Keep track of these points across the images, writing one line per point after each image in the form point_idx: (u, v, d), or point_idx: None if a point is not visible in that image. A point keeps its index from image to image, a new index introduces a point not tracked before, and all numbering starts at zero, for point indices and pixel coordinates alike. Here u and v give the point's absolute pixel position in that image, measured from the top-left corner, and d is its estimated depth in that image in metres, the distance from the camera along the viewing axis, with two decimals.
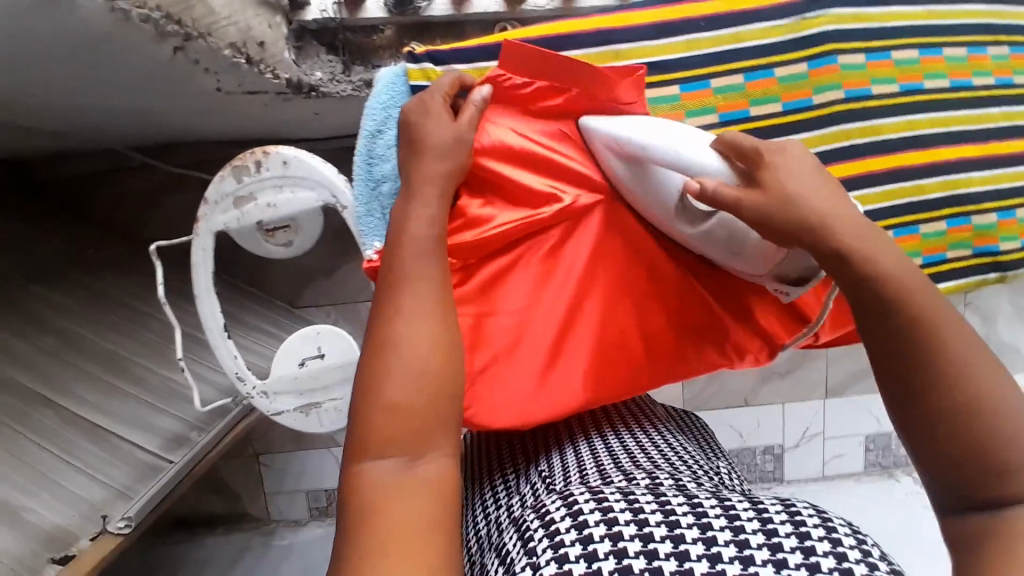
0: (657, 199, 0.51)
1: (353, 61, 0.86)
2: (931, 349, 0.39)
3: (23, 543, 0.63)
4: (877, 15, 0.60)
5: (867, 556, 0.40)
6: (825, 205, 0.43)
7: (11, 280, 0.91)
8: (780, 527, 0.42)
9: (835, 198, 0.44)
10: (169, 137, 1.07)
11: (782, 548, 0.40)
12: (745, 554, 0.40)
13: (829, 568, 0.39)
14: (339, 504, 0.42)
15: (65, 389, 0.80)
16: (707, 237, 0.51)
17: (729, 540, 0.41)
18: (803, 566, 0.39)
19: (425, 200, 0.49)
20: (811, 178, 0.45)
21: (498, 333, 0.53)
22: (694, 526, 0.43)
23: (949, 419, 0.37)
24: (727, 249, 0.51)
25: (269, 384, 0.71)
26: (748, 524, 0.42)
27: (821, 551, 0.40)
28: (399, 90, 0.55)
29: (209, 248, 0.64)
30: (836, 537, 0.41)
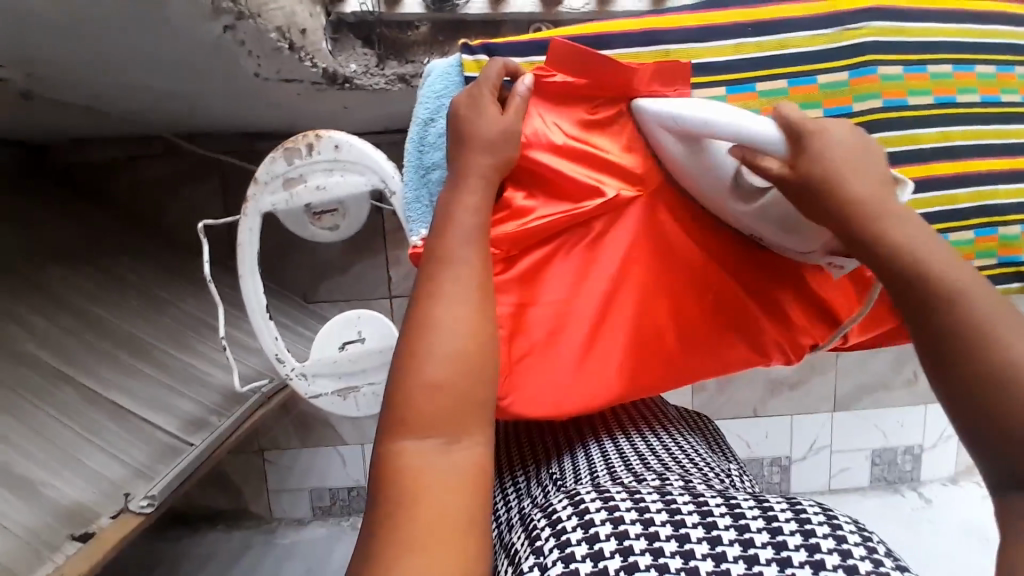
0: (712, 174, 0.50)
1: (388, 55, 0.87)
2: (974, 325, 0.39)
3: (41, 516, 0.61)
4: (916, 30, 0.61)
5: (872, 554, 0.40)
6: (865, 187, 0.42)
7: (33, 258, 0.91)
8: (785, 525, 0.42)
9: (878, 177, 0.43)
10: (196, 125, 1.08)
11: (787, 547, 0.40)
12: (749, 553, 0.40)
13: (834, 565, 0.39)
14: (370, 485, 0.42)
15: (86, 369, 0.79)
16: (762, 215, 0.50)
17: (734, 539, 0.41)
18: (808, 565, 0.39)
19: (475, 188, 0.49)
20: (862, 158, 0.44)
21: (538, 323, 0.53)
22: (700, 525, 0.43)
23: (989, 396, 0.38)
24: (779, 226, 0.50)
25: (308, 366, 0.72)
26: (752, 522, 0.42)
27: (826, 548, 0.40)
28: (453, 80, 0.55)
29: (256, 228, 0.64)
30: (841, 535, 0.41)
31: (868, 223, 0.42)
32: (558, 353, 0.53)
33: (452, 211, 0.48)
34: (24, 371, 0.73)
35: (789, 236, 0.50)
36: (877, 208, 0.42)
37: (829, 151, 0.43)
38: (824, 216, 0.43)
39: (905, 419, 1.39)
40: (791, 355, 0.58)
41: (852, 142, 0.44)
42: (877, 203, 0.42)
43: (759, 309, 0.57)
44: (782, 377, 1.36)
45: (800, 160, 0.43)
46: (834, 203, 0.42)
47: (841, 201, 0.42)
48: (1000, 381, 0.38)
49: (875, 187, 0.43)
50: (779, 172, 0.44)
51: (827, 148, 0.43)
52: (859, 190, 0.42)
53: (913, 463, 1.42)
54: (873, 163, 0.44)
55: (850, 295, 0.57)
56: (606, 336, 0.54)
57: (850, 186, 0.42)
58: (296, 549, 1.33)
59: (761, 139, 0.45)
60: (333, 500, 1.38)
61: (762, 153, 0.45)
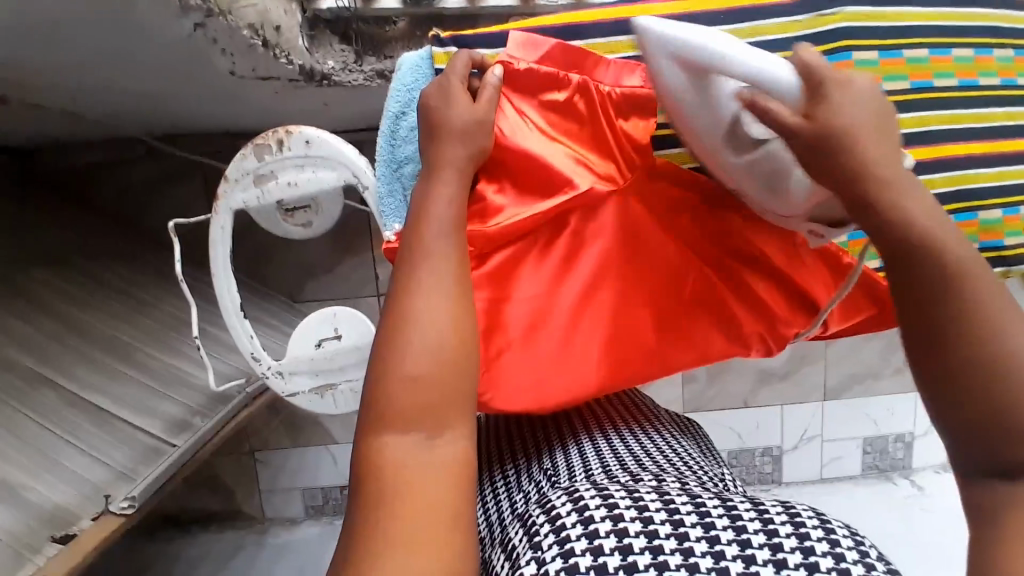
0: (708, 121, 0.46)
1: (366, 52, 0.86)
2: (959, 300, 0.38)
3: (21, 519, 0.61)
4: (890, 15, 0.60)
5: (865, 558, 0.39)
6: (873, 143, 0.40)
7: (13, 264, 0.90)
8: (781, 527, 0.42)
9: (888, 137, 0.41)
10: (177, 125, 1.07)
11: (782, 548, 0.40)
12: (747, 553, 0.40)
13: (829, 568, 0.39)
14: (354, 476, 0.42)
15: (69, 373, 0.78)
16: (750, 168, 0.47)
17: (732, 539, 0.41)
18: (803, 566, 0.39)
19: (450, 180, 0.49)
20: (878, 116, 0.42)
21: (515, 319, 0.53)
22: (699, 525, 0.42)
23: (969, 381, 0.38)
24: (765, 182, 0.48)
25: (284, 364, 0.71)
26: (749, 524, 0.42)
27: (821, 551, 0.40)
28: (424, 72, 0.54)
29: (227, 226, 0.64)
30: (835, 539, 0.41)
31: (874, 185, 0.40)
32: (535, 346, 0.53)
33: (429, 207, 0.48)
34: (3, 376, 0.73)
35: (771, 196, 0.49)
36: (889, 172, 0.40)
37: (847, 103, 0.40)
38: (830, 178, 0.41)
39: (896, 406, 1.40)
40: (773, 342, 0.57)
41: (866, 97, 0.41)
42: (887, 169, 0.40)
43: (738, 296, 0.57)
44: (773, 367, 1.36)
45: (818, 113, 0.40)
46: (846, 165, 0.40)
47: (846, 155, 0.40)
48: (980, 374, 0.37)
49: (887, 148, 0.41)
50: (794, 122, 0.41)
51: (846, 99, 0.41)
52: (868, 151, 0.40)
53: (904, 450, 1.43)
54: (886, 121, 0.42)
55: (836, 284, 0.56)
56: (583, 328, 0.54)
57: (864, 148, 0.40)
58: (288, 549, 1.32)
59: (777, 83, 0.41)
60: (325, 499, 1.37)
61: (772, 99, 0.42)
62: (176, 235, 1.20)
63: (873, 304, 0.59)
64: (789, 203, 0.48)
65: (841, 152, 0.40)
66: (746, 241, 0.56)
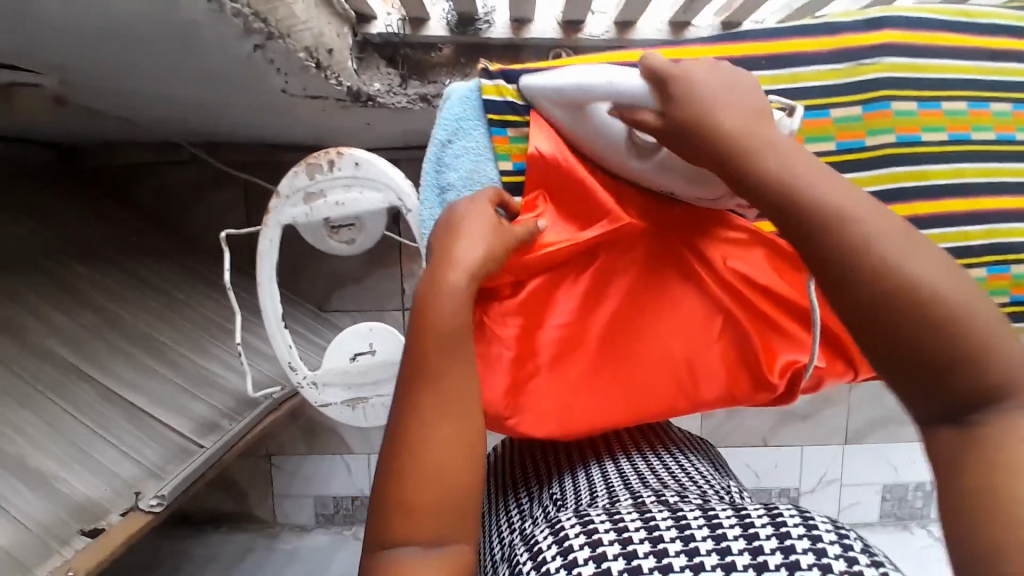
0: (605, 136, 0.51)
1: (410, 75, 0.91)
2: (875, 261, 0.35)
3: (53, 511, 0.62)
4: (930, 67, 0.62)
5: (847, 551, 0.41)
6: (734, 121, 0.41)
7: (59, 258, 0.94)
8: (761, 530, 0.43)
9: (750, 115, 0.42)
10: (224, 135, 1.12)
11: (763, 552, 0.41)
12: (726, 561, 0.41)
13: (809, 564, 0.40)
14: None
15: (106, 367, 0.81)
16: (664, 168, 0.51)
17: (711, 548, 0.42)
18: (783, 566, 0.40)
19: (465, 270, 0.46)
20: (732, 90, 0.44)
21: (544, 345, 0.54)
22: (677, 539, 0.44)
23: (902, 329, 0.34)
24: (687, 177, 0.50)
25: (318, 375, 0.73)
26: (729, 531, 0.43)
27: (802, 548, 0.41)
28: (472, 103, 0.56)
29: (276, 239, 0.66)
30: (816, 535, 0.42)
31: (743, 160, 0.40)
32: (561, 373, 0.54)
33: (437, 292, 0.45)
34: (41, 365, 0.75)
35: (699, 186, 0.51)
36: (748, 143, 0.40)
37: (696, 89, 0.43)
38: (705, 160, 0.42)
39: (916, 454, 1.38)
40: (799, 382, 0.57)
41: (714, 81, 0.43)
42: (748, 136, 0.41)
43: (764, 334, 0.57)
44: (793, 407, 1.35)
45: (670, 106, 0.43)
46: (707, 146, 0.42)
47: (711, 138, 0.41)
48: (918, 316, 0.34)
49: (745, 118, 0.42)
50: (652, 123, 0.44)
51: (690, 87, 0.43)
52: (723, 123, 0.41)
53: (924, 501, 1.40)
54: (742, 96, 0.43)
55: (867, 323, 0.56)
56: (607, 358, 0.55)
57: (721, 123, 0.41)
58: (297, 556, 1.33)
59: (633, 90, 0.45)
60: (337, 508, 1.38)
61: (636, 107, 0.46)
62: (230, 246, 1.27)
63: None
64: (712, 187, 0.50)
65: (700, 136, 0.42)
66: (775, 280, 0.57)
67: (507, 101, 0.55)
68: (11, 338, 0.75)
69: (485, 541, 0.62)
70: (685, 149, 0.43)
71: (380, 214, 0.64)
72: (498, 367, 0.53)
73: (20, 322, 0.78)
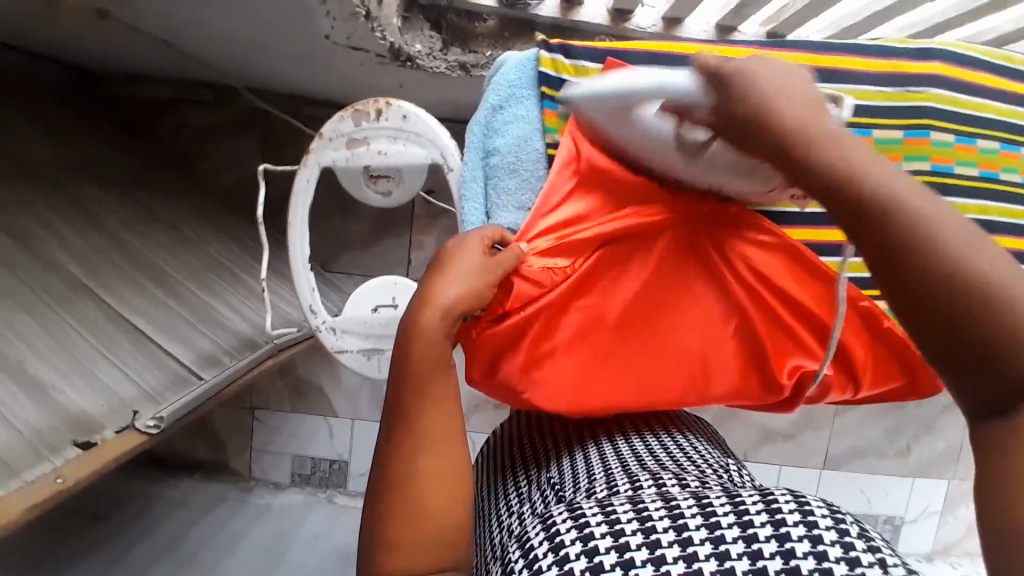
0: (651, 136, 0.50)
1: (452, 42, 0.90)
2: (939, 264, 0.37)
3: (47, 419, 0.61)
4: (973, 103, 0.63)
5: (842, 537, 0.41)
6: (797, 115, 0.42)
7: (73, 177, 0.93)
8: (755, 518, 0.43)
9: (811, 106, 0.42)
10: (252, 79, 1.12)
11: (756, 539, 0.42)
12: (720, 551, 0.42)
13: (804, 552, 0.40)
14: None
15: (112, 289, 0.81)
16: (712, 164, 0.51)
17: (704, 538, 0.42)
18: (778, 555, 0.40)
19: (453, 286, 0.51)
20: (798, 83, 0.43)
21: (563, 326, 0.55)
22: (671, 528, 0.44)
23: (959, 320, 0.36)
24: (734, 172, 0.51)
25: (337, 321, 0.72)
26: (723, 519, 0.44)
27: (796, 536, 0.41)
28: (528, 73, 0.57)
29: (312, 180, 0.66)
30: (811, 521, 0.42)
31: (808, 152, 0.41)
32: (577, 353, 0.55)
33: (421, 332, 0.49)
34: (49, 278, 0.75)
35: (748, 179, 0.51)
36: (817, 135, 0.41)
37: (759, 82, 0.42)
38: (763, 152, 0.43)
39: (889, 487, 1.41)
40: (808, 386, 0.59)
41: (777, 74, 0.43)
42: (814, 128, 0.41)
43: (777, 338, 0.58)
44: (775, 427, 1.38)
45: (726, 102, 0.43)
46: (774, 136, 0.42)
47: (777, 133, 0.42)
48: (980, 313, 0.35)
49: (812, 112, 0.42)
50: (708, 120, 0.44)
51: (754, 79, 0.42)
52: (791, 117, 0.41)
53: (891, 533, 1.43)
54: (804, 88, 0.43)
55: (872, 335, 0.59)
56: (621, 347, 0.56)
57: (785, 115, 0.42)
58: (270, 511, 1.30)
59: (679, 90, 0.44)
60: (314, 470, 1.38)
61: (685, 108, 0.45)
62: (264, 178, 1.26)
63: (907, 375, 0.61)
64: (765, 180, 0.50)
65: (760, 128, 0.42)
66: (794, 286, 0.57)
67: (561, 77, 0.56)
68: (21, 247, 0.74)
69: (483, 521, 0.63)
70: (751, 140, 0.43)
71: (421, 170, 0.64)
72: (518, 342, 0.54)
73: (31, 232, 0.77)
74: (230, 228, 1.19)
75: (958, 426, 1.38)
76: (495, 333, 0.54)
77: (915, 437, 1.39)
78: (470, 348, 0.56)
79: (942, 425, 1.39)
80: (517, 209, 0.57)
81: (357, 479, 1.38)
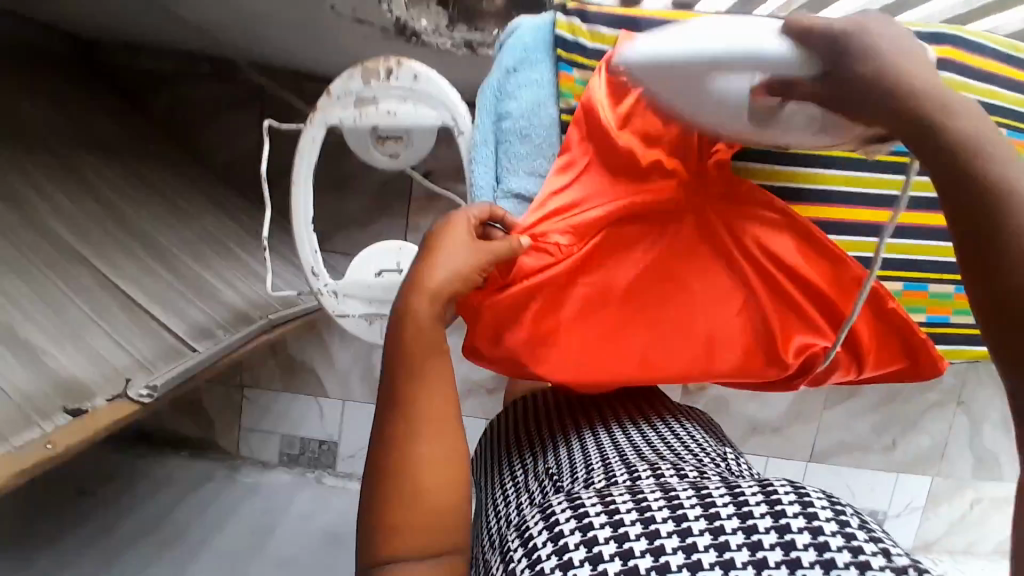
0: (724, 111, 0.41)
1: (459, 19, 0.82)
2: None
3: (36, 384, 0.59)
4: (979, 88, 0.65)
5: (844, 527, 0.39)
6: (921, 78, 0.38)
7: (66, 142, 0.90)
8: (788, 508, 0.40)
9: (931, 71, 0.39)
10: (252, 52, 1.09)
11: (790, 530, 0.39)
12: (753, 540, 0.39)
13: (839, 547, 0.38)
14: None
15: (104, 257, 0.79)
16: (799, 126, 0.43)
17: (737, 527, 0.40)
18: (812, 547, 0.38)
19: (443, 269, 0.49)
20: (909, 46, 0.40)
21: (569, 300, 0.55)
22: (702, 517, 0.41)
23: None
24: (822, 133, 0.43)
25: (341, 285, 0.70)
26: (756, 509, 0.41)
27: (829, 531, 0.39)
28: (542, 35, 0.57)
29: (318, 139, 0.65)
30: (811, 513, 0.40)
31: (926, 119, 0.38)
32: (582, 328, 0.55)
33: (414, 314, 0.48)
34: (39, 241, 0.73)
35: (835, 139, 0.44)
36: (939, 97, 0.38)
37: (874, 43, 0.38)
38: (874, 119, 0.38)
39: (875, 482, 1.42)
40: (816, 364, 0.59)
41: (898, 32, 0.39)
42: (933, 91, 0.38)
43: (784, 319, 0.57)
44: (765, 420, 1.38)
45: (838, 64, 0.37)
46: (879, 99, 0.38)
47: (886, 99, 0.37)
48: None
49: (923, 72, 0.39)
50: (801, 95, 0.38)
51: (874, 38, 0.38)
52: (915, 84, 0.38)
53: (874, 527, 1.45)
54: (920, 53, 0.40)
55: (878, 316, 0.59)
56: (628, 323, 0.56)
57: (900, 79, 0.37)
58: (259, 490, 1.27)
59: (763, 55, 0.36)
60: (303, 450, 1.37)
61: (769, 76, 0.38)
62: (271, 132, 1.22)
63: (909, 358, 0.61)
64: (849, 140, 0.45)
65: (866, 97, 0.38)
66: (802, 265, 0.57)
67: (578, 41, 0.56)
68: (10, 207, 0.72)
69: (484, 502, 0.62)
70: (853, 107, 0.38)
71: (431, 131, 0.63)
72: (523, 314, 0.54)
73: (22, 195, 0.75)
74: (225, 201, 1.17)
75: (943, 424, 1.40)
76: (498, 303, 0.53)
77: (902, 433, 1.40)
78: (472, 319, 0.55)
79: (930, 422, 1.40)
80: (528, 173, 0.57)
81: (347, 461, 1.37)
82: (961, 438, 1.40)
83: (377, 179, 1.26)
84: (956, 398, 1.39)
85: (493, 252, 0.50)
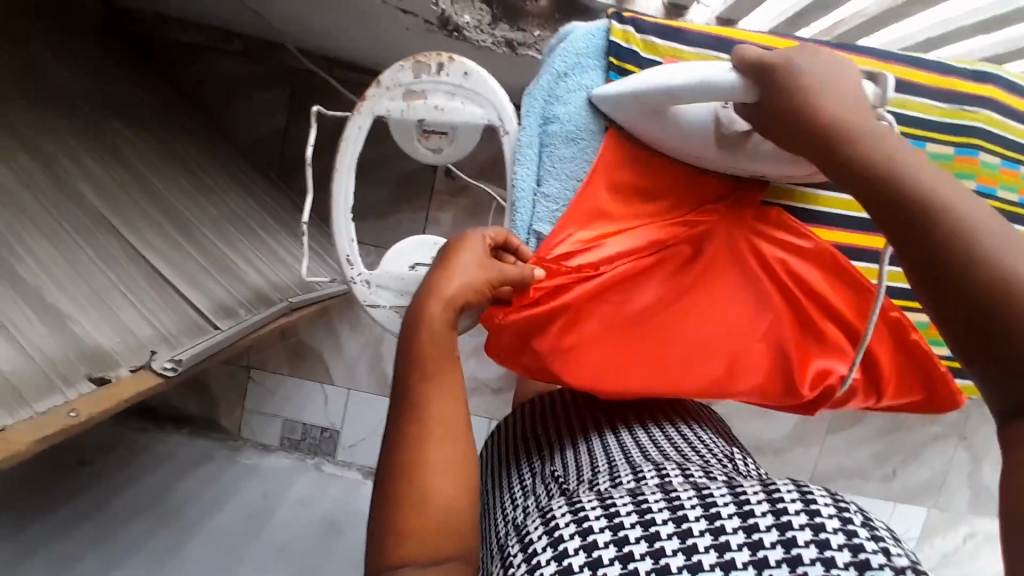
0: (688, 137, 0.51)
1: (502, 18, 0.83)
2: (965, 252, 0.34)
3: (63, 349, 0.60)
4: (1017, 129, 0.67)
5: (845, 525, 0.37)
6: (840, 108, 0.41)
7: (99, 110, 0.91)
8: (790, 505, 0.39)
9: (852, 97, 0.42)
10: (287, 33, 1.10)
11: (791, 527, 0.37)
12: (753, 539, 0.38)
13: (839, 546, 0.36)
14: None
15: (133, 227, 0.79)
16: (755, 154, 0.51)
17: (737, 527, 0.39)
18: (818, 561, 0.35)
19: (453, 283, 0.49)
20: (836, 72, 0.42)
21: (600, 313, 0.55)
22: (702, 517, 0.40)
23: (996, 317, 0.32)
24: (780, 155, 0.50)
25: (374, 276, 0.69)
26: (757, 508, 0.39)
27: (830, 528, 0.37)
28: (596, 43, 0.57)
29: (364, 128, 0.65)
30: (813, 510, 0.38)
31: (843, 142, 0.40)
32: (610, 338, 0.55)
33: (426, 323, 0.47)
34: (70, 206, 0.73)
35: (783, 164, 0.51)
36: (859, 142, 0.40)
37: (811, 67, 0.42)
38: (801, 142, 0.42)
39: (872, 510, 1.42)
40: (834, 389, 0.58)
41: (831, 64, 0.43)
42: (850, 127, 0.40)
43: (802, 343, 0.58)
44: (767, 440, 1.38)
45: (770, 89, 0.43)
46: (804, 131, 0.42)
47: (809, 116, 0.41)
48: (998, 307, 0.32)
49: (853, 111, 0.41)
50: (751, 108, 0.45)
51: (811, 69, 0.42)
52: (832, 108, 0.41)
53: None
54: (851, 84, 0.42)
55: (902, 346, 0.59)
56: (654, 335, 0.56)
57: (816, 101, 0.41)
58: (258, 472, 1.27)
59: (729, 89, 0.44)
60: (304, 436, 1.38)
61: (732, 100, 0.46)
62: (294, 126, 1.24)
63: (927, 390, 0.61)
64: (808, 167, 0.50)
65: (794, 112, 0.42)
66: (830, 294, 0.57)
67: (631, 49, 0.56)
68: (43, 169, 0.73)
69: (489, 508, 0.62)
70: (781, 130, 0.43)
71: (475, 129, 0.63)
72: (547, 324, 0.54)
73: (56, 159, 0.76)
74: (249, 178, 1.18)
75: (945, 457, 1.40)
76: (529, 314, 0.53)
77: (902, 463, 1.40)
78: (495, 330, 0.55)
79: (931, 454, 1.40)
80: (569, 177, 0.57)
81: (346, 451, 1.38)
82: (962, 473, 1.40)
83: (400, 170, 1.26)
84: (959, 433, 1.39)
85: (505, 273, 0.51)
